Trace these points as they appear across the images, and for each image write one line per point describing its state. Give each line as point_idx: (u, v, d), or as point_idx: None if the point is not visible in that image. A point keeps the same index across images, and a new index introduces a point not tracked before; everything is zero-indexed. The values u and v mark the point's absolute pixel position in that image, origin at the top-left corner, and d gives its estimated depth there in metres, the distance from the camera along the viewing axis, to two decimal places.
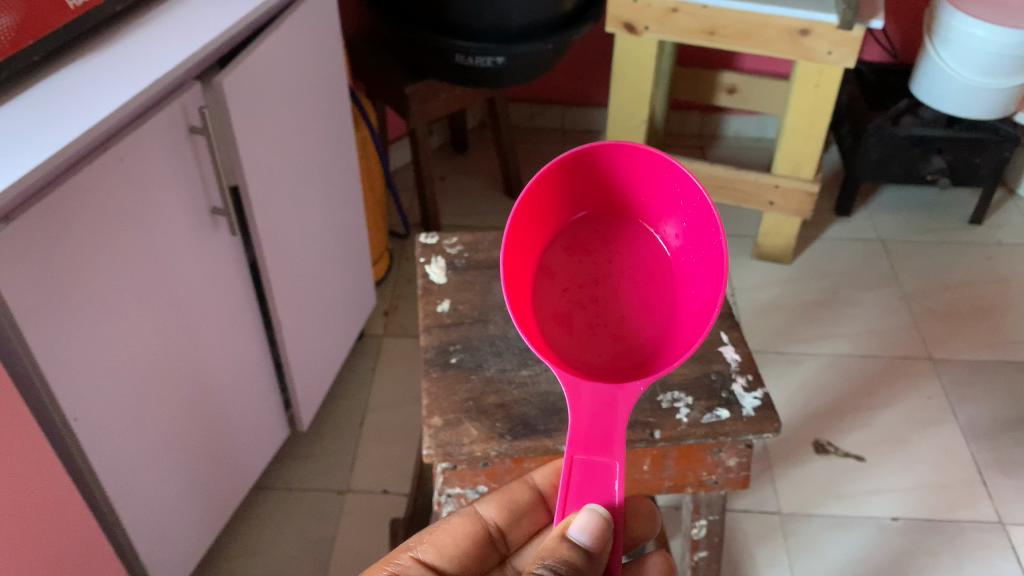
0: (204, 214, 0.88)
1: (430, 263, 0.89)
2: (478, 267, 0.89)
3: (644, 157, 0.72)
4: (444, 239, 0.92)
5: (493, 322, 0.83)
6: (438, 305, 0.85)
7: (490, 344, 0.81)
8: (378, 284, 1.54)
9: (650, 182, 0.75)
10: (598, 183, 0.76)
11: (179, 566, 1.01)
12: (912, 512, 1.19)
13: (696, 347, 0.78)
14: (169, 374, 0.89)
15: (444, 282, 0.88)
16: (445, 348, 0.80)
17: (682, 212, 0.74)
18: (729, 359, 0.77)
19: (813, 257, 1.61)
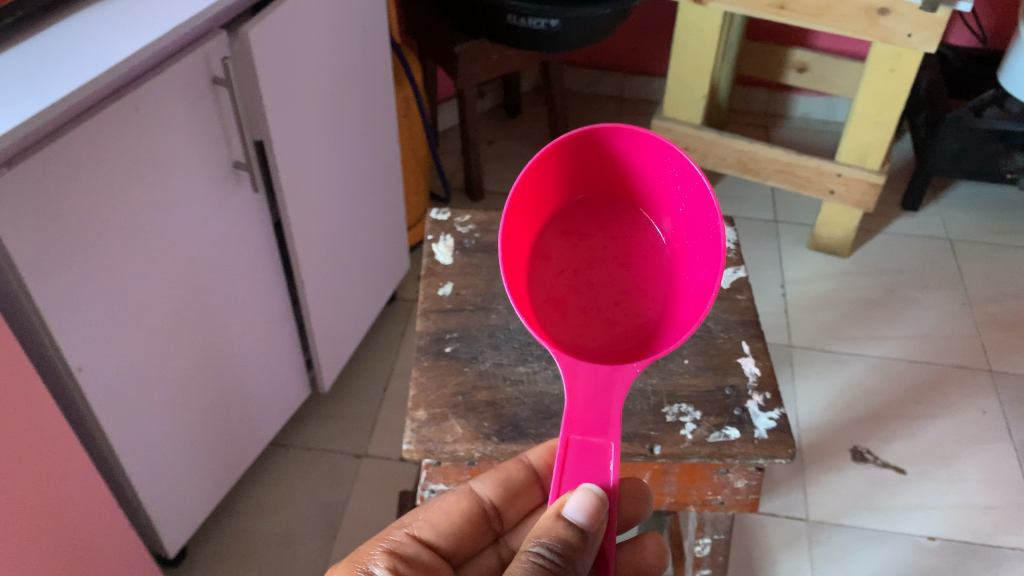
0: (224, 168, 0.86)
1: (437, 242, 0.88)
2: (489, 249, 0.87)
3: (643, 141, 0.70)
4: (456, 216, 0.91)
5: (494, 311, 0.80)
6: (439, 288, 0.83)
7: (490, 335, 0.78)
8: (415, 247, 1.51)
9: (647, 168, 0.73)
10: (595, 167, 0.74)
11: (186, 518, 1.01)
12: (951, 533, 1.12)
13: (713, 357, 0.74)
14: (182, 328, 0.88)
15: (451, 263, 0.85)
16: (441, 338, 0.78)
17: (679, 199, 0.73)
18: (748, 374, 0.73)
19: (873, 251, 1.52)
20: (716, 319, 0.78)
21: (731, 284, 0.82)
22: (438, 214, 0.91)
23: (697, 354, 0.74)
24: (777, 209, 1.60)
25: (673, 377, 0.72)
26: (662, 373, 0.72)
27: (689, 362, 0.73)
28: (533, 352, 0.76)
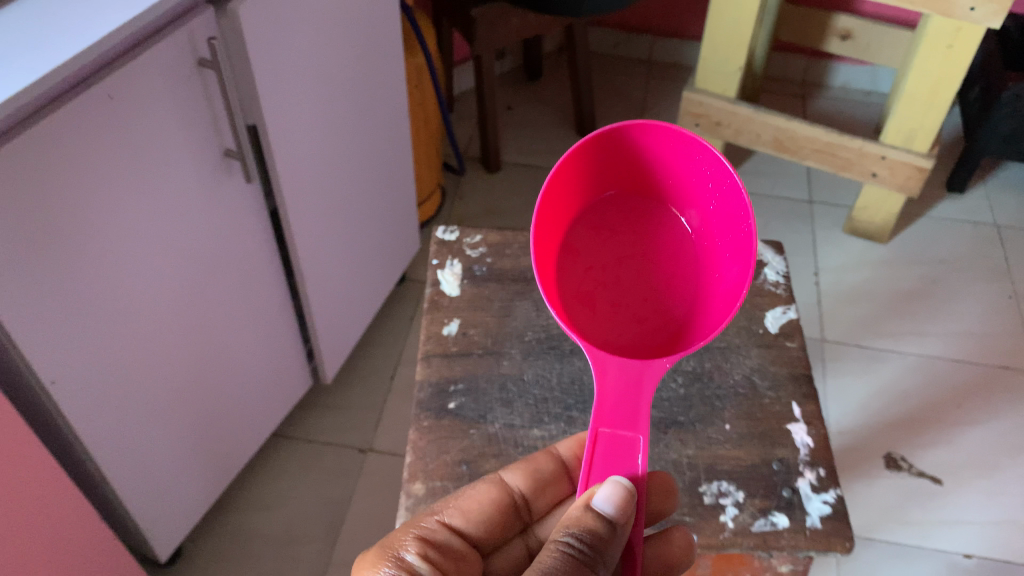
0: (214, 158, 0.78)
1: (444, 269, 0.80)
2: (500, 278, 0.79)
3: (674, 137, 0.63)
4: (466, 236, 0.83)
5: (506, 357, 0.73)
6: (444, 326, 0.75)
7: (501, 389, 0.70)
8: (427, 223, 1.44)
9: (677, 167, 0.65)
10: (624, 163, 0.66)
11: (180, 521, 0.96)
12: (990, 551, 1.06)
13: (759, 423, 0.68)
14: (169, 330, 0.81)
15: (458, 295, 0.78)
16: (445, 391, 0.70)
17: (710, 200, 0.65)
18: (799, 445, 0.66)
19: (914, 237, 1.42)
20: (761, 374, 0.72)
21: (777, 330, 0.75)
22: (447, 235, 0.83)
23: (740, 419, 0.68)
24: (813, 189, 1.51)
25: (713, 448, 0.66)
26: (700, 442, 0.67)
27: (731, 429, 0.67)
28: (548, 411, 0.69)
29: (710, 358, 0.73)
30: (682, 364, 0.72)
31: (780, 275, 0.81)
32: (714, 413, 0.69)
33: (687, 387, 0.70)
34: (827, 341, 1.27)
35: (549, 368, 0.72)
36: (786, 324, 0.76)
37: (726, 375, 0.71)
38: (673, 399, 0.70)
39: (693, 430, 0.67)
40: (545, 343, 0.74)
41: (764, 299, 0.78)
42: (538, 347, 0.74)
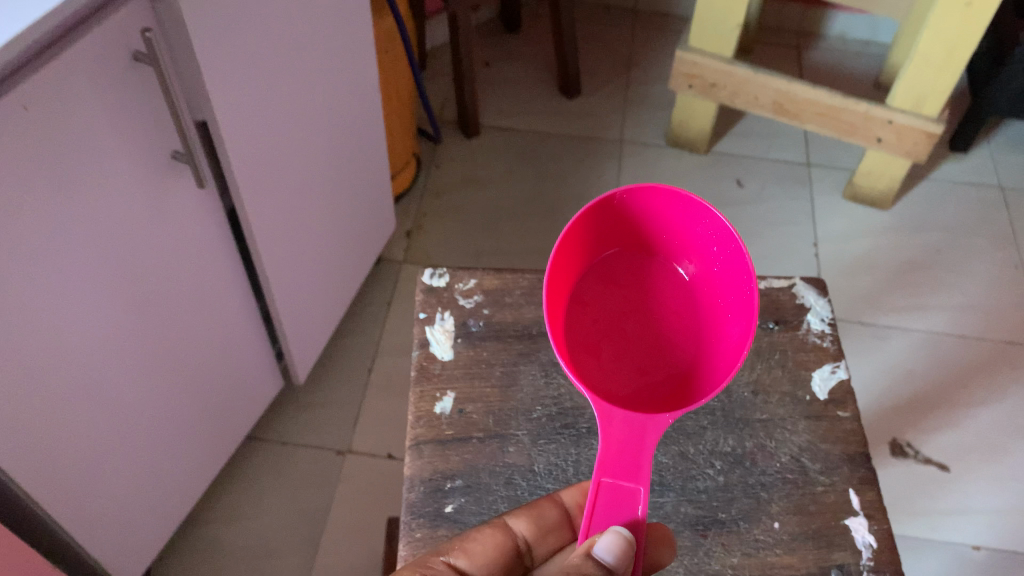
0: (158, 165, 0.68)
1: (433, 325, 0.67)
2: (501, 335, 0.66)
3: (677, 201, 0.56)
4: (458, 281, 0.70)
5: (513, 442, 0.61)
6: (437, 401, 0.63)
7: (508, 486, 0.59)
8: (401, 196, 1.34)
9: (680, 230, 0.58)
10: (624, 223, 0.59)
11: (145, 546, 0.89)
12: (999, 542, 1.02)
13: (813, 520, 0.58)
14: (118, 358, 0.73)
15: (451, 359, 0.65)
16: (441, 491, 0.58)
17: (713, 264, 0.58)
18: (861, 546, 0.57)
19: (917, 203, 1.35)
20: (811, 454, 0.61)
21: (827, 397, 0.64)
22: (436, 282, 0.70)
23: (791, 515, 0.58)
24: (810, 151, 1.43)
25: (761, 555, 0.56)
26: (746, 547, 0.57)
27: (781, 528, 0.57)
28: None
29: (751, 435, 0.62)
30: (719, 445, 0.61)
31: (826, 322, 0.68)
32: (761, 507, 0.58)
33: (727, 475, 0.60)
34: None
35: (566, 455, 0.60)
36: (835, 388, 0.64)
37: (772, 456, 0.61)
38: (713, 491, 0.59)
39: (737, 532, 0.57)
40: (558, 422, 0.62)
41: (808, 354, 0.66)
42: (550, 427, 0.62)
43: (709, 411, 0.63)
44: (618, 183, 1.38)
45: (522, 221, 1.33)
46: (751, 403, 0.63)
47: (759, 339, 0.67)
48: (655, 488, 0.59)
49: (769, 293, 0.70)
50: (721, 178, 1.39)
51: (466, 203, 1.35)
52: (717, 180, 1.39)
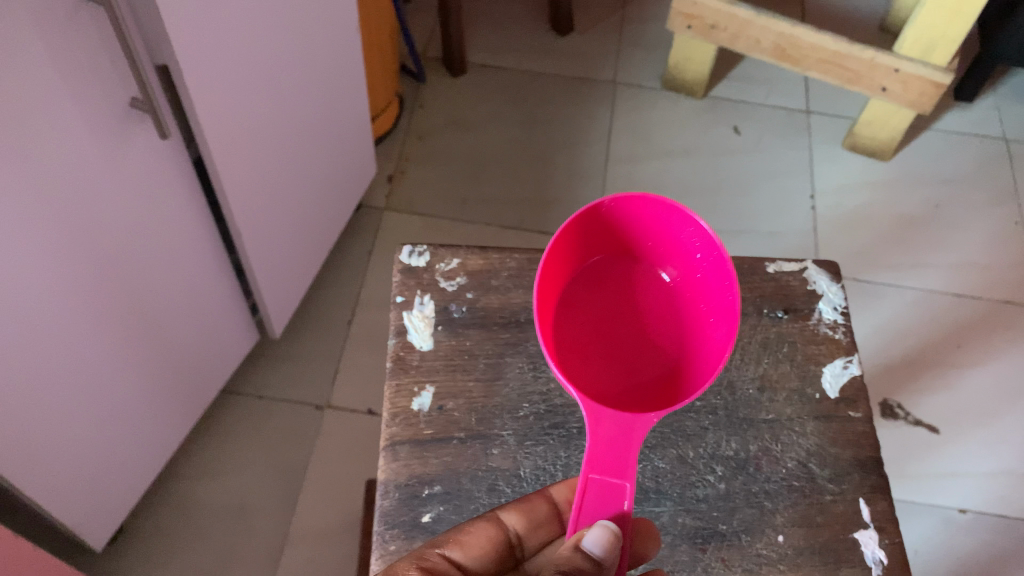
0: (115, 117, 0.62)
1: (411, 311, 0.63)
2: (485, 323, 0.62)
3: (656, 211, 0.54)
4: (440, 260, 0.65)
5: (496, 444, 0.58)
6: (415, 398, 0.59)
7: (491, 493, 0.56)
8: (383, 138, 1.29)
9: (661, 236, 0.57)
10: (606, 229, 0.57)
11: (115, 507, 0.87)
12: (986, 505, 1.02)
13: (820, 533, 0.55)
14: (76, 322, 0.69)
15: (431, 350, 0.61)
16: (418, 498, 0.55)
17: (697, 269, 0.56)
18: (871, 561, 0.55)
19: (918, 154, 1.31)
20: (819, 459, 0.58)
21: (838, 395, 0.61)
22: (415, 261, 0.65)
23: (796, 527, 0.56)
24: (810, 98, 1.37)
25: (763, 571, 0.54)
26: (747, 562, 0.54)
27: (785, 541, 0.55)
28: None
29: (756, 438, 0.59)
30: (721, 449, 0.58)
31: (839, 311, 0.65)
32: (764, 518, 0.56)
33: (728, 482, 0.57)
34: None
35: (553, 459, 0.57)
36: (847, 385, 0.61)
37: (778, 461, 0.58)
38: (713, 500, 0.56)
39: (738, 546, 0.55)
40: (546, 421, 0.59)
41: (819, 346, 0.63)
42: (538, 427, 0.58)
43: (711, 411, 0.60)
44: (610, 128, 1.33)
45: (509, 167, 1.28)
46: (756, 402, 0.60)
47: (767, 329, 0.64)
48: (652, 497, 0.56)
49: (779, 278, 0.66)
50: (717, 124, 1.34)
51: (451, 147, 1.29)
52: (713, 127, 1.34)
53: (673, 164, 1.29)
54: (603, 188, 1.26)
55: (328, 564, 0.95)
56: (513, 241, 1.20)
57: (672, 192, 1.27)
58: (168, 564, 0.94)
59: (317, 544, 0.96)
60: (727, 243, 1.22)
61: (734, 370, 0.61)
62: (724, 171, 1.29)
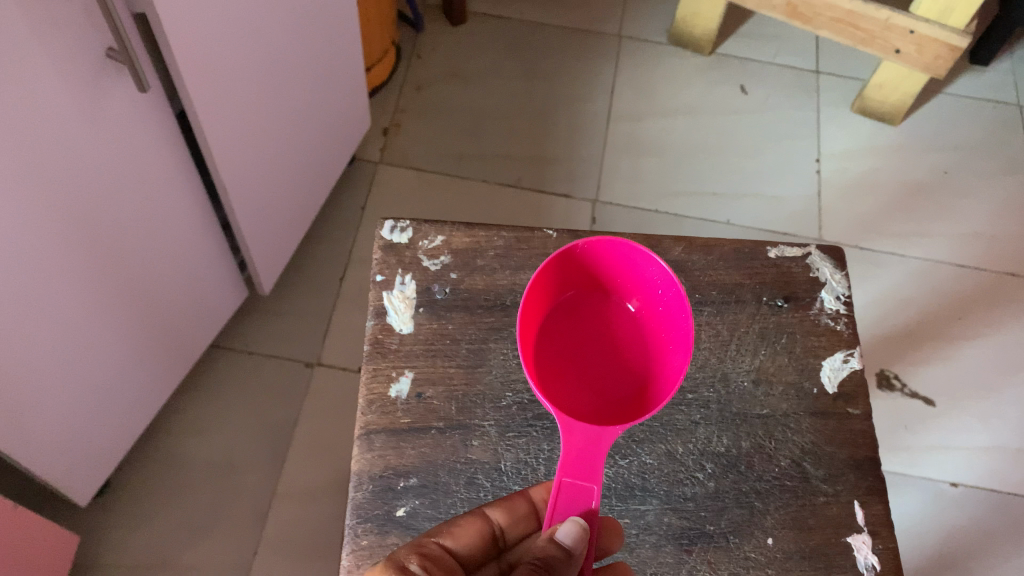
0: (89, 69, 0.59)
1: (392, 291, 0.61)
2: (468, 305, 0.60)
3: (621, 252, 0.55)
4: (424, 238, 0.63)
5: (476, 436, 0.56)
6: (393, 383, 0.58)
7: (469, 487, 0.54)
8: (379, 90, 1.25)
9: (624, 273, 0.57)
10: (574, 267, 0.56)
11: (99, 464, 0.86)
12: (978, 480, 1.01)
13: (812, 537, 0.54)
14: (52, 282, 0.67)
15: (411, 333, 0.59)
16: (393, 492, 0.54)
17: (658, 303, 0.57)
18: (863, 567, 0.54)
19: (929, 119, 1.27)
20: (813, 457, 0.57)
21: (836, 390, 0.59)
22: (396, 238, 0.63)
23: (787, 529, 0.54)
24: (820, 57, 1.33)
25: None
26: (734, 566, 0.53)
27: (774, 544, 0.54)
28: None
29: (749, 434, 0.57)
30: (712, 445, 0.57)
31: (841, 301, 0.63)
32: (754, 519, 0.55)
33: (718, 480, 0.56)
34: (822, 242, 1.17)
35: (536, 452, 0.56)
36: (846, 379, 0.60)
37: (771, 459, 0.56)
38: (701, 498, 0.55)
39: (726, 548, 0.54)
40: (530, 412, 0.57)
41: (819, 338, 0.61)
42: (520, 418, 0.57)
43: (703, 405, 0.58)
44: (613, 84, 1.29)
45: (508, 122, 1.24)
46: (751, 396, 0.58)
47: (766, 318, 0.61)
48: (638, 494, 0.55)
49: (780, 263, 0.64)
50: (723, 83, 1.30)
51: (449, 99, 1.25)
52: (719, 85, 1.30)
53: (676, 124, 1.26)
54: (603, 147, 1.23)
55: (315, 523, 0.94)
56: (510, 199, 1.18)
57: (674, 152, 1.24)
58: (155, 518, 0.93)
59: (304, 502, 0.96)
60: (728, 206, 1.19)
61: (730, 361, 0.60)
62: (728, 131, 1.26)
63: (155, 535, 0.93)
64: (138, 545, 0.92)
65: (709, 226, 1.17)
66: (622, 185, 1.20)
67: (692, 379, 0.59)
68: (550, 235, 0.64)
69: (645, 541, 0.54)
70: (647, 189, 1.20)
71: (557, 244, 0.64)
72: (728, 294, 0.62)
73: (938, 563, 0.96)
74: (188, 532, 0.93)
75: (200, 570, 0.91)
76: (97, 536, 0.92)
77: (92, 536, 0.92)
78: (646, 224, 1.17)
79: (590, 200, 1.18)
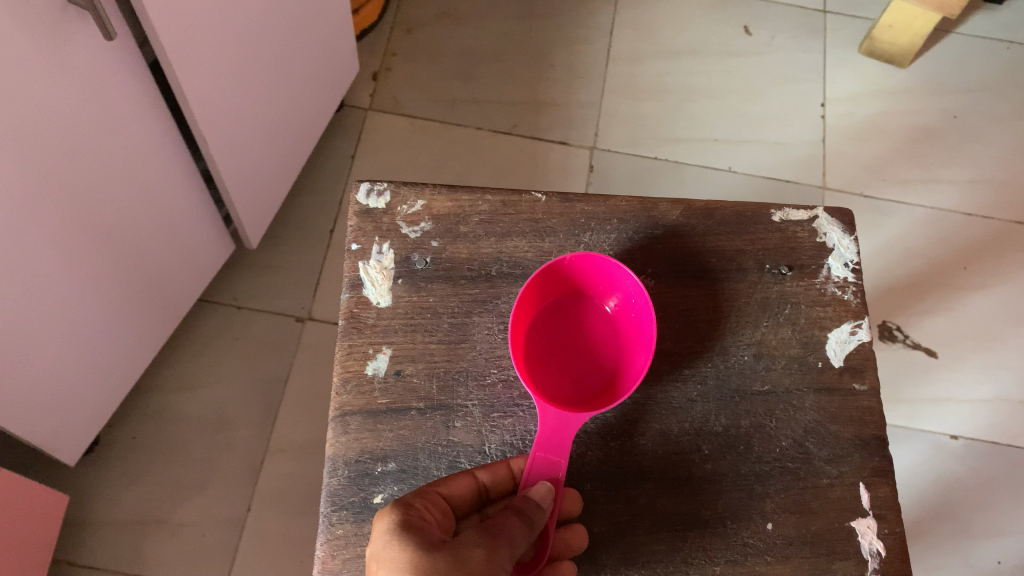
0: (50, 18, 0.55)
1: (369, 259, 0.58)
2: (451, 275, 0.58)
3: (599, 263, 0.54)
4: (406, 201, 0.60)
5: (458, 417, 0.54)
6: (370, 361, 0.55)
7: (451, 471, 0.53)
8: (368, 32, 1.20)
9: (599, 279, 0.56)
10: (554, 273, 0.55)
11: (87, 423, 0.85)
12: (979, 432, 1.00)
13: (814, 520, 0.53)
14: (23, 243, 0.64)
15: (389, 307, 0.57)
16: (370, 477, 0.52)
17: (632, 305, 0.56)
18: (868, 553, 0.52)
19: (941, 60, 1.23)
20: (816, 437, 0.55)
21: (842, 363, 0.57)
22: (373, 203, 0.60)
23: (787, 514, 0.53)
24: None
25: (748, 562, 0.52)
26: (731, 553, 0.52)
27: (774, 530, 0.53)
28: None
29: (748, 412, 0.55)
30: (709, 423, 0.55)
31: (849, 267, 0.60)
32: (752, 503, 0.53)
33: (715, 461, 0.54)
34: (825, 190, 1.14)
35: (521, 434, 0.54)
36: (854, 352, 0.58)
37: (771, 439, 0.55)
38: (697, 481, 0.53)
39: (723, 535, 0.52)
40: (515, 391, 0.55)
41: (825, 308, 0.59)
42: (505, 397, 0.55)
43: (700, 381, 0.56)
44: (612, 24, 1.24)
45: (503, 66, 1.19)
46: (751, 371, 0.56)
47: (768, 287, 0.59)
48: (631, 479, 0.53)
49: (785, 228, 0.61)
50: (727, 23, 1.25)
51: (440, 42, 1.20)
52: (723, 25, 1.25)
53: (678, 66, 1.21)
54: (601, 91, 1.19)
55: (308, 478, 0.93)
56: (505, 147, 1.14)
57: (675, 96, 1.19)
58: (146, 475, 0.92)
59: (297, 458, 0.94)
60: (729, 152, 1.16)
61: (729, 335, 0.57)
62: (731, 74, 1.21)
63: (146, 492, 0.92)
64: (129, 502, 0.91)
65: (710, 173, 1.14)
66: (620, 132, 1.16)
67: (690, 353, 0.56)
68: (538, 199, 0.61)
69: (638, 528, 0.52)
70: (647, 134, 1.16)
71: (547, 209, 0.60)
72: (728, 262, 0.59)
73: (935, 515, 0.96)
74: (180, 489, 0.92)
75: (193, 526, 0.91)
76: (88, 493, 0.91)
77: (83, 493, 0.91)
78: (645, 171, 1.14)
79: (587, 147, 1.15)
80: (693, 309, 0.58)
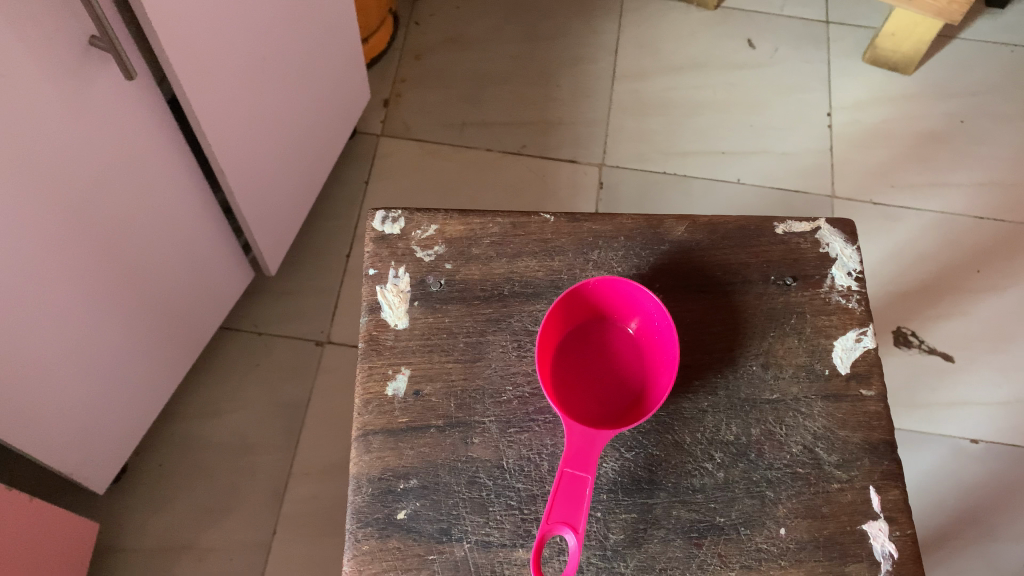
0: (74, 62, 0.58)
1: (386, 284, 0.60)
2: (464, 296, 0.59)
3: (624, 289, 0.56)
4: (418, 226, 0.62)
5: (476, 434, 0.55)
6: (389, 382, 0.57)
7: (471, 486, 0.54)
8: (379, 58, 1.23)
9: (622, 303, 0.57)
10: (578, 299, 0.57)
11: (114, 451, 0.86)
12: (998, 435, 1.00)
13: (826, 524, 0.53)
14: (50, 277, 0.66)
15: (406, 329, 0.58)
16: (393, 494, 0.54)
17: (655, 328, 0.57)
18: (880, 555, 0.53)
19: (944, 65, 1.23)
20: (826, 443, 0.56)
21: (849, 370, 0.58)
22: (388, 229, 0.62)
23: (799, 518, 0.54)
24: (830, 7, 1.28)
25: (763, 567, 0.52)
26: (746, 558, 0.53)
27: (787, 535, 0.53)
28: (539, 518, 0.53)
29: (759, 421, 0.56)
30: (721, 433, 0.56)
31: (852, 276, 0.61)
32: (765, 509, 0.54)
33: (727, 470, 0.55)
34: (835, 198, 1.14)
35: (539, 448, 0.55)
36: (859, 359, 0.58)
37: (782, 446, 0.55)
38: (709, 489, 0.54)
39: (737, 540, 0.53)
40: (532, 407, 0.56)
41: (830, 317, 0.60)
42: (521, 413, 0.56)
43: (711, 391, 0.57)
44: (617, 43, 1.25)
45: (511, 87, 1.21)
46: (760, 381, 0.57)
47: (773, 298, 0.60)
48: (647, 489, 0.54)
49: (788, 240, 0.62)
50: (729, 37, 1.26)
51: (449, 66, 1.23)
52: (726, 40, 1.26)
53: (682, 81, 1.23)
54: (608, 108, 1.20)
55: (331, 500, 0.95)
56: (514, 166, 1.16)
57: (680, 109, 1.21)
58: (172, 501, 0.94)
59: (319, 480, 0.96)
60: (737, 164, 1.17)
61: (738, 345, 0.58)
62: (735, 87, 1.22)
63: (173, 517, 0.93)
64: (157, 528, 0.93)
65: (718, 185, 1.15)
66: (629, 148, 1.17)
67: (700, 365, 0.57)
68: (547, 220, 0.62)
69: (654, 535, 0.53)
70: (655, 149, 1.17)
71: (555, 229, 0.62)
72: (734, 275, 0.60)
73: (956, 519, 0.95)
74: (206, 514, 0.94)
75: (219, 550, 0.92)
76: (118, 520, 0.93)
77: (113, 521, 0.93)
78: (654, 185, 1.15)
79: (596, 164, 1.16)
80: (701, 321, 0.59)
